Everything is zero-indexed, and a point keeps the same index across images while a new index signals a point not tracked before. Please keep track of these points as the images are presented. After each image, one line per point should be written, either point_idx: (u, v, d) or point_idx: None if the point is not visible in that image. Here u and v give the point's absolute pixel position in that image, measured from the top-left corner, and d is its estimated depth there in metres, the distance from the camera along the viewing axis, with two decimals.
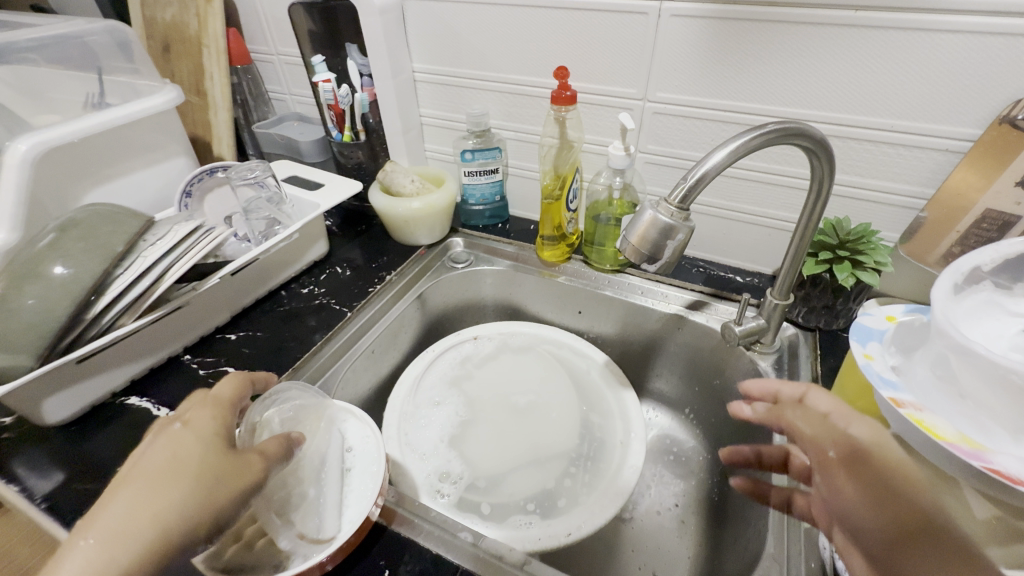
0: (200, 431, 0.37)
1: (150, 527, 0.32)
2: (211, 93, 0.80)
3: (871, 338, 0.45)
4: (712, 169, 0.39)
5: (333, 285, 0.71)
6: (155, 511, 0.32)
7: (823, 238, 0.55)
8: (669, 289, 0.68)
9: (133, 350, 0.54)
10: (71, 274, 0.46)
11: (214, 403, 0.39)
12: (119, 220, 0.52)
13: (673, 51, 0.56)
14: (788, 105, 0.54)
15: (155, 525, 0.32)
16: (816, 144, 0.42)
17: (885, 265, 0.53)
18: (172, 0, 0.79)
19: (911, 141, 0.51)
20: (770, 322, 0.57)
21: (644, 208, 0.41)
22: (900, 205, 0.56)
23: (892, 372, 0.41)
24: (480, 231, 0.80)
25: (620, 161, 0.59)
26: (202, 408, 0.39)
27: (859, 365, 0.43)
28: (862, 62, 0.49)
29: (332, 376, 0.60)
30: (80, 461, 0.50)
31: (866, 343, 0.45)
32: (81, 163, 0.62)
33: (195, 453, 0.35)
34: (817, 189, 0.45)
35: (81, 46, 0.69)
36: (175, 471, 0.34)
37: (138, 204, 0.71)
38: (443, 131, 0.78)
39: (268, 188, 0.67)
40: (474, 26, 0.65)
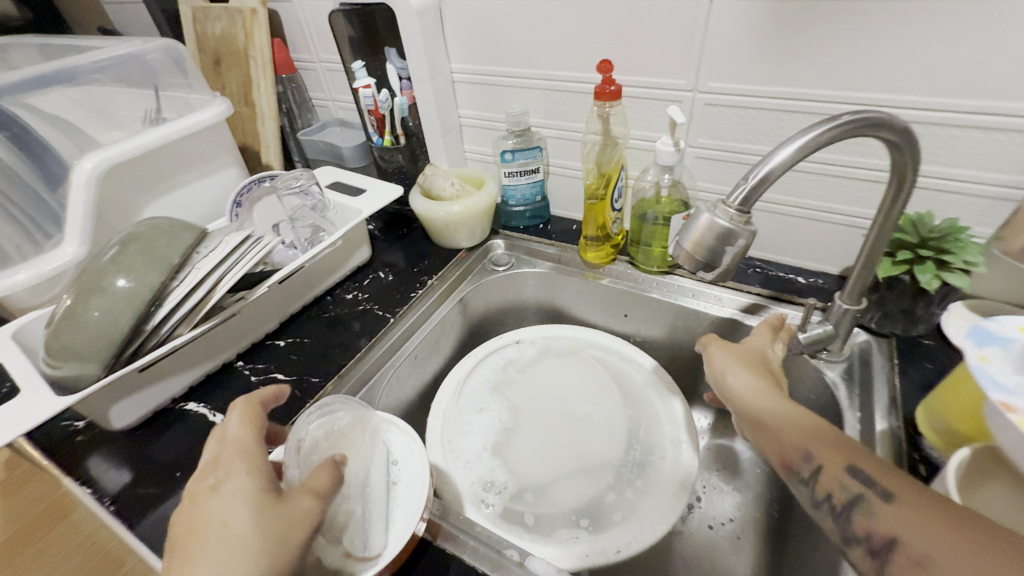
0: (247, 495, 0.34)
1: None
2: (259, 103, 0.83)
3: (993, 343, 0.40)
4: (777, 168, 0.36)
5: (376, 291, 0.72)
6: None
7: (902, 237, 0.50)
8: (723, 292, 0.64)
9: (190, 358, 0.56)
10: (132, 288, 0.48)
11: (252, 463, 0.36)
12: (174, 232, 0.54)
13: (728, 36, 0.52)
14: (858, 89, 0.49)
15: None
16: (899, 135, 0.37)
17: (977, 264, 0.47)
18: (221, 15, 0.82)
19: (1010, 125, 0.45)
20: (838, 329, 0.52)
21: (700, 211, 0.38)
22: (994, 197, 0.49)
23: (1014, 382, 0.36)
24: (522, 232, 0.79)
25: (669, 157, 0.56)
26: (241, 473, 0.35)
27: (969, 367, 0.38)
28: (950, 38, 0.44)
29: (377, 382, 0.60)
30: (145, 464, 0.52)
31: (985, 345, 0.40)
32: (141, 178, 0.65)
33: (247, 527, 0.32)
34: (899, 183, 0.40)
35: (142, 65, 0.72)
36: (236, 537, 0.31)
37: (193, 214, 0.74)
38: (482, 131, 0.77)
39: (313, 196, 0.68)
40: (513, 22, 0.63)
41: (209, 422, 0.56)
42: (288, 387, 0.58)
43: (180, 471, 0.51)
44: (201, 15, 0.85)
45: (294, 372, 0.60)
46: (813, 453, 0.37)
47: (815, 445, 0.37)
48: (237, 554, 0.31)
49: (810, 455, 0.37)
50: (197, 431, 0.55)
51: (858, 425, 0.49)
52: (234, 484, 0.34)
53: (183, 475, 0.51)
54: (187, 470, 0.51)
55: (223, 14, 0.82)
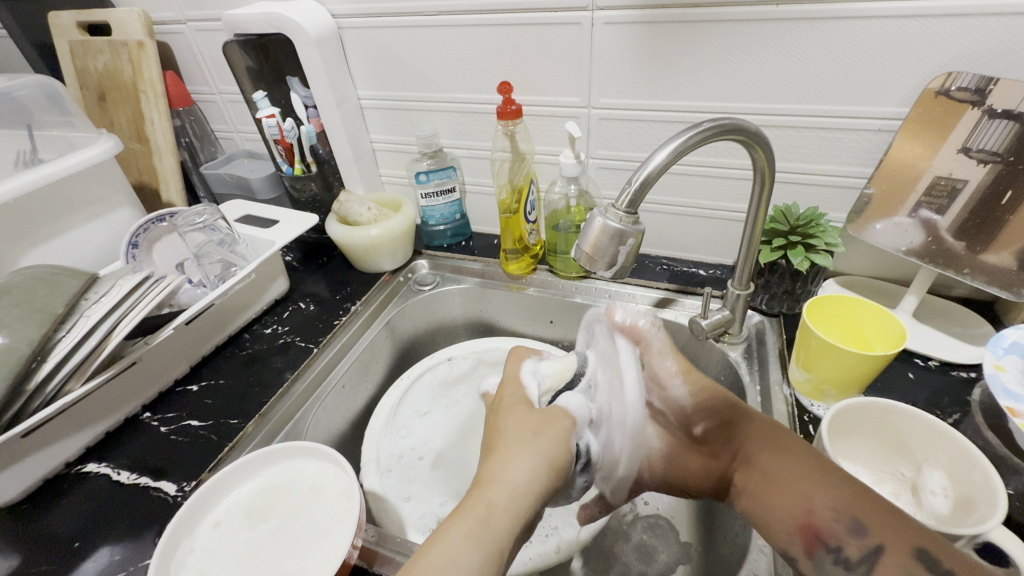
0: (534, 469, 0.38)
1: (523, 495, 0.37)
2: (154, 138, 0.78)
3: (1009, 348, 0.42)
4: (655, 170, 0.39)
5: (297, 322, 0.69)
6: (512, 521, 0.35)
7: (775, 226, 0.57)
8: (636, 290, 0.69)
9: (83, 417, 0.52)
10: (7, 344, 0.44)
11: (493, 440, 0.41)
12: (55, 281, 0.50)
13: (610, 57, 0.57)
14: (723, 100, 0.56)
15: (498, 552, 0.33)
16: (752, 137, 0.43)
17: (836, 246, 0.55)
18: (104, 48, 0.77)
19: (846, 124, 0.53)
20: (735, 312, 0.58)
21: (594, 215, 0.41)
22: (845, 186, 0.57)
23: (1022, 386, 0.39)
24: (444, 251, 0.80)
25: (572, 169, 0.59)
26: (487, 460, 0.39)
27: (985, 373, 0.41)
28: (789, 53, 0.51)
29: (302, 418, 0.57)
30: (33, 541, 0.47)
31: (1002, 352, 0.42)
32: (14, 225, 0.59)
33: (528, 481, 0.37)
34: (761, 176, 0.46)
35: (10, 102, 0.65)
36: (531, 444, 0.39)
37: (82, 260, 0.68)
38: (396, 154, 0.78)
39: (219, 231, 0.66)
40: (414, 49, 0.65)
41: (112, 483, 0.51)
42: (204, 434, 0.55)
43: (78, 542, 0.46)
44: (80, 50, 0.80)
45: (208, 418, 0.57)
46: (859, 522, 0.36)
47: (845, 502, 0.37)
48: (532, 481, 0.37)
49: (858, 525, 0.36)
50: (98, 494, 0.50)
51: (759, 398, 0.54)
52: (489, 495, 0.36)
53: (83, 545, 0.46)
54: (88, 540, 0.47)
55: (106, 47, 0.77)
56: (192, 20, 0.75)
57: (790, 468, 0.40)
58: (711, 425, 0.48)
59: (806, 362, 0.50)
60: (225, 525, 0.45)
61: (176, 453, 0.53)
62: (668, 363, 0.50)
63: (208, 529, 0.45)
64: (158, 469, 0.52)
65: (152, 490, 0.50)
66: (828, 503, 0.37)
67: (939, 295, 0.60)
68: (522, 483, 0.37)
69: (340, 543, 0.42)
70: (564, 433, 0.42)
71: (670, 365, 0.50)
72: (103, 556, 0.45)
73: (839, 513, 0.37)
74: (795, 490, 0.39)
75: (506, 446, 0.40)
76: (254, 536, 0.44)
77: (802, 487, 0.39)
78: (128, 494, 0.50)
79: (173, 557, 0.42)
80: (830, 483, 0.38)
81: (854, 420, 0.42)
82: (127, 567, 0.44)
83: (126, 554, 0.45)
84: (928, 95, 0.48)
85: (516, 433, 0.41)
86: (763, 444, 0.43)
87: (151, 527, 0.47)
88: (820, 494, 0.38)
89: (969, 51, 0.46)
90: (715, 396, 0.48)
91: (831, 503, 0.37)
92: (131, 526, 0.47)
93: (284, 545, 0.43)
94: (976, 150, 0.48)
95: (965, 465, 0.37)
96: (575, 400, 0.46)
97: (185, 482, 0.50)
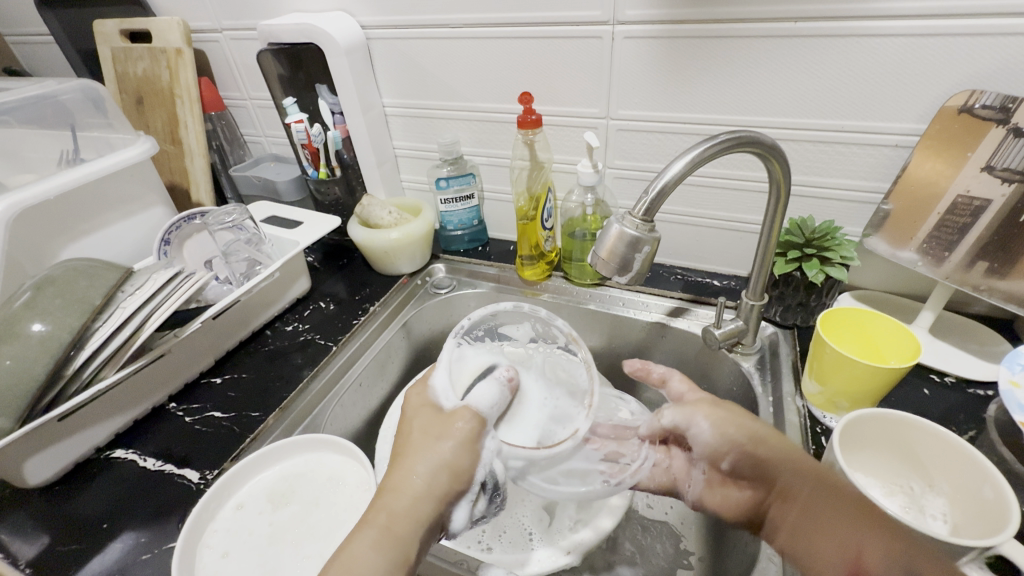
0: (428, 465, 0.41)
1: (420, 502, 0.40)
2: (188, 141, 0.82)
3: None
4: (671, 180, 0.41)
5: (317, 321, 0.71)
6: (414, 522, 0.39)
7: (790, 239, 0.57)
8: (649, 298, 0.69)
9: (114, 405, 0.54)
10: (50, 332, 0.47)
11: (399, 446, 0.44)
12: (94, 272, 0.52)
13: (629, 70, 0.58)
14: (740, 114, 0.57)
15: (402, 556, 0.37)
16: (767, 149, 0.44)
17: (851, 258, 0.55)
18: (145, 55, 0.81)
19: (862, 139, 0.54)
20: (748, 323, 0.58)
21: (611, 222, 0.42)
22: (861, 201, 0.58)
23: None
24: (461, 255, 0.81)
25: (589, 178, 0.60)
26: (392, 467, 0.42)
27: (1000, 389, 0.41)
28: (806, 68, 0.52)
29: (320, 413, 0.59)
30: (66, 520, 0.49)
31: (1017, 367, 0.42)
32: (57, 220, 0.62)
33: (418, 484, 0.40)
34: (777, 189, 0.47)
35: (55, 105, 0.69)
36: (421, 449, 0.42)
37: (116, 255, 0.71)
38: (417, 161, 0.80)
39: (247, 230, 0.68)
40: (439, 61, 0.67)
41: (139, 468, 0.53)
42: (227, 425, 0.57)
43: (106, 523, 0.48)
44: (121, 55, 0.84)
45: (231, 409, 0.59)
46: (914, 572, 0.32)
47: (897, 551, 0.33)
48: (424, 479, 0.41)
49: (912, 574, 0.32)
50: (126, 479, 0.52)
51: (771, 408, 0.54)
52: (392, 504, 0.39)
53: (111, 526, 0.48)
54: (115, 522, 0.49)
55: (146, 54, 0.81)
56: (228, 30, 0.79)
57: (836, 507, 0.37)
58: (738, 463, 0.44)
59: (819, 374, 0.50)
60: (247, 510, 0.46)
61: (200, 442, 0.55)
62: (686, 406, 0.48)
63: (230, 513, 0.46)
64: (183, 457, 0.54)
65: (177, 476, 0.52)
66: (878, 548, 0.34)
67: (957, 311, 0.59)
68: (423, 489, 0.40)
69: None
70: (468, 435, 0.42)
71: (690, 407, 0.47)
72: (131, 536, 0.47)
73: (890, 558, 0.33)
74: (840, 533, 0.36)
75: (404, 452, 0.42)
76: (274, 523, 0.45)
77: (847, 528, 0.36)
78: (154, 480, 0.52)
79: (198, 540, 0.44)
80: (882, 526, 0.35)
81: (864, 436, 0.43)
82: (152, 549, 0.46)
83: (152, 536, 0.47)
84: (947, 112, 0.49)
85: (417, 438, 0.43)
86: (801, 470, 0.40)
87: (175, 511, 0.49)
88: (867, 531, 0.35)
89: (991, 68, 0.46)
90: (743, 432, 0.44)
91: (882, 548, 0.34)
92: (156, 511, 0.49)
93: (303, 532, 0.45)
94: (999, 168, 0.48)
95: (975, 481, 0.38)
96: (489, 394, 0.46)
97: (208, 470, 0.52)
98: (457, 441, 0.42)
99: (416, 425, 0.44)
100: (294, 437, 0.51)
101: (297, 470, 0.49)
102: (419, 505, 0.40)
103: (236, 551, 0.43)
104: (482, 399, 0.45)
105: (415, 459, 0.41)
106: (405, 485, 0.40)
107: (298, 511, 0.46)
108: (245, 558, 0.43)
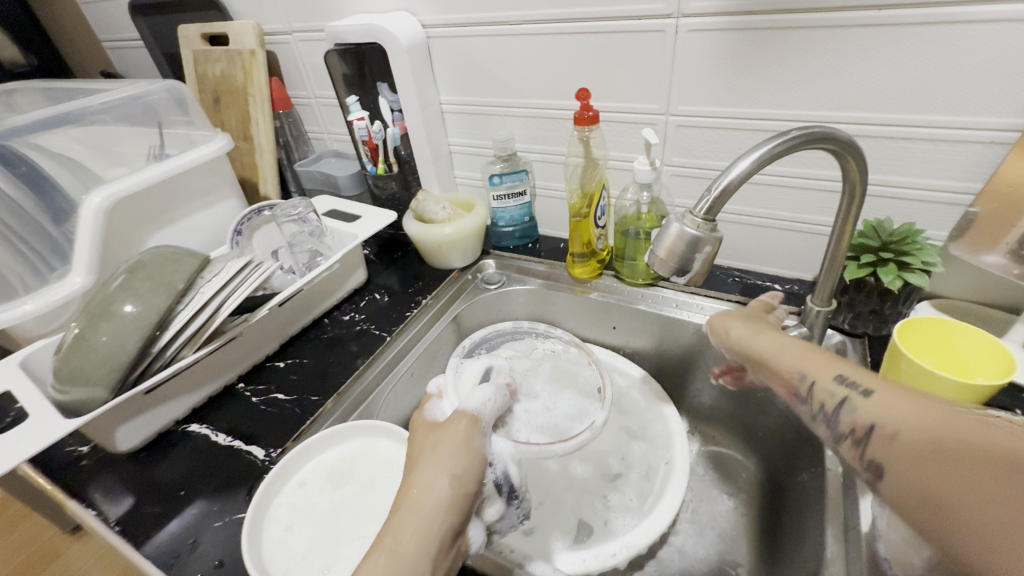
0: (435, 477, 0.39)
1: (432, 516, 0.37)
2: (258, 137, 0.86)
3: None
4: (737, 179, 0.39)
5: (372, 311, 0.74)
6: (425, 539, 0.36)
7: (865, 242, 0.54)
8: (704, 300, 0.67)
9: (193, 382, 0.58)
10: (140, 312, 0.51)
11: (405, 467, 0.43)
12: (178, 259, 0.56)
13: (693, 64, 0.57)
14: (812, 109, 0.54)
15: None
16: (844, 146, 0.41)
17: (935, 265, 0.51)
18: (222, 57, 0.87)
19: (952, 136, 0.50)
20: (813, 330, 0.55)
21: (670, 221, 0.41)
22: (947, 203, 0.53)
23: None
24: (511, 251, 0.82)
25: (646, 175, 0.59)
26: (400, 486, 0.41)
27: None
28: (890, 59, 0.48)
29: (374, 400, 0.61)
30: (150, 485, 0.54)
31: None
32: (145, 210, 0.68)
33: (428, 498, 0.38)
34: (853, 189, 0.44)
35: (144, 105, 0.74)
36: (427, 462, 0.41)
37: (193, 244, 0.76)
38: (471, 157, 0.81)
39: (310, 223, 0.71)
40: (497, 59, 0.68)
41: (211, 442, 0.57)
42: (289, 407, 0.60)
43: (183, 491, 0.53)
44: (201, 58, 0.90)
45: (293, 392, 0.62)
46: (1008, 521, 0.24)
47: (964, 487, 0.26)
48: (432, 488, 0.39)
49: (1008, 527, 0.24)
50: (200, 451, 0.56)
51: None
52: (400, 523, 0.37)
53: (187, 493, 0.52)
54: (191, 489, 0.53)
55: (223, 56, 0.87)
56: (298, 31, 0.83)
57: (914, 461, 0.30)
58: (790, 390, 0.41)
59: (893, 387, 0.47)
60: (308, 488, 0.49)
61: (265, 421, 0.59)
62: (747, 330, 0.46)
63: (292, 490, 0.49)
64: (250, 435, 0.57)
65: (245, 452, 0.56)
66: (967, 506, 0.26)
67: None
68: (431, 499, 0.38)
69: None
70: (465, 439, 0.43)
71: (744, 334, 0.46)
72: (204, 504, 0.51)
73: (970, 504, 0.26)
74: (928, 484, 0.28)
75: (410, 472, 0.41)
76: (332, 501, 0.48)
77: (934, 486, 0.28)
78: (225, 453, 0.56)
79: (264, 513, 0.47)
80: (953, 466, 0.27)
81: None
82: (222, 518, 0.50)
83: (222, 506, 0.51)
84: None
85: (425, 452, 0.42)
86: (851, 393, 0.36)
87: (243, 485, 0.52)
88: (915, 432, 0.31)
89: None
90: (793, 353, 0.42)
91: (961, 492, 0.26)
92: (226, 483, 0.53)
93: (359, 513, 0.47)
94: None
95: None
96: (484, 395, 0.49)
97: (272, 448, 0.56)
98: (457, 444, 0.42)
99: (419, 445, 0.44)
100: (353, 424, 0.53)
101: (356, 452, 0.52)
102: (432, 519, 0.37)
103: (297, 527, 0.46)
104: (477, 399, 0.48)
105: (418, 473, 0.40)
106: (415, 503, 0.38)
107: (356, 494, 0.48)
108: (306, 534, 0.45)
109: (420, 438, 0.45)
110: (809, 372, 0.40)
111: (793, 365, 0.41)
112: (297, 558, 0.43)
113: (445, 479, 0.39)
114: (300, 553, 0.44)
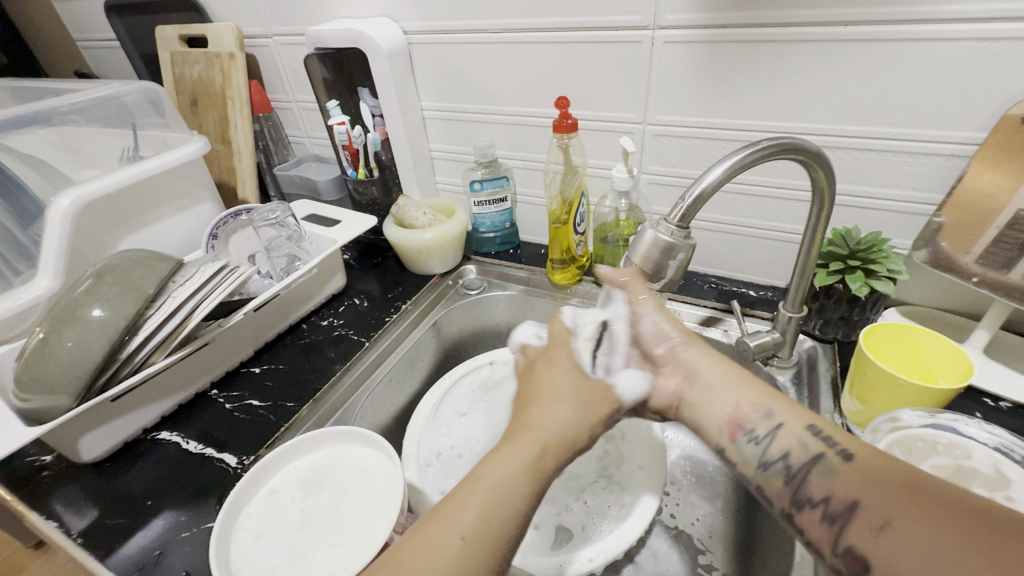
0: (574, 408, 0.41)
1: (566, 439, 0.39)
2: (236, 140, 0.85)
3: None
4: (708, 187, 0.40)
5: (351, 316, 0.73)
6: (558, 454, 0.38)
7: (833, 250, 0.55)
8: (682, 306, 0.68)
9: (162, 389, 0.57)
10: (107, 317, 0.49)
11: (526, 399, 0.43)
12: (149, 263, 0.55)
13: (669, 75, 0.58)
14: (783, 120, 0.55)
15: (536, 483, 0.36)
16: (811, 156, 0.42)
17: (899, 272, 0.53)
18: (200, 59, 0.86)
19: (915, 148, 0.51)
20: (785, 335, 0.56)
21: (646, 227, 0.42)
22: (911, 213, 0.55)
23: None
24: (493, 257, 0.82)
25: (624, 183, 0.60)
26: (525, 411, 0.42)
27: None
28: (856, 74, 0.50)
29: (351, 407, 0.61)
30: (116, 496, 0.52)
31: None
32: (117, 212, 0.67)
33: (564, 423, 0.40)
34: (821, 198, 0.45)
35: (118, 106, 0.73)
36: (562, 394, 0.43)
37: (167, 247, 0.75)
38: (452, 163, 0.81)
39: (288, 227, 0.71)
40: (478, 66, 0.68)
41: (182, 450, 0.56)
42: (263, 413, 0.59)
43: (150, 501, 0.51)
44: (179, 59, 0.89)
45: (268, 398, 0.61)
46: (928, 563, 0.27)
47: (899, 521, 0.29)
48: (571, 415, 0.41)
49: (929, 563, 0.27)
50: (169, 460, 0.55)
51: None
52: (539, 437, 0.39)
53: (155, 504, 0.51)
54: (159, 499, 0.51)
55: (202, 58, 0.86)
56: (278, 35, 0.82)
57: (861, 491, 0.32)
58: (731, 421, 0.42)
59: (859, 392, 0.48)
60: (280, 496, 0.48)
61: (238, 429, 0.57)
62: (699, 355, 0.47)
63: (264, 498, 0.48)
64: (222, 442, 0.56)
65: (216, 460, 0.55)
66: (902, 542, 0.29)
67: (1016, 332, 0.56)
68: (564, 422, 0.40)
69: (377, 529, 0.44)
70: (594, 387, 0.45)
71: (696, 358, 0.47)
72: (172, 514, 0.50)
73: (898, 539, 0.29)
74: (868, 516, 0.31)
75: (547, 399, 0.42)
76: (304, 509, 0.47)
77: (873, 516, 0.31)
78: (195, 462, 0.55)
79: (233, 522, 0.46)
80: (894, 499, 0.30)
81: (922, 448, 0.43)
82: (191, 528, 0.48)
83: (190, 516, 0.49)
84: (1011, 121, 0.46)
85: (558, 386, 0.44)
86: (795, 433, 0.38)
87: (213, 494, 0.51)
88: (873, 472, 0.33)
89: None
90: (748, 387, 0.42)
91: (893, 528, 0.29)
92: (195, 493, 0.52)
93: (331, 521, 0.46)
94: None
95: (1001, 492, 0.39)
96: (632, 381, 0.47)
97: (245, 456, 0.54)
98: (574, 379, 0.45)
99: (559, 377, 0.44)
100: (327, 430, 0.52)
101: (329, 459, 0.51)
102: (562, 439, 0.39)
103: (267, 536, 0.45)
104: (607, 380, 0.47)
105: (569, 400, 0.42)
106: (551, 424, 0.40)
107: (329, 501, 0.47)
108: (277, 543, 0.44)
109: (548, 370, 0.46)
110: (770, 411, 0.40)
111: (755, 404, 0.42)
112: (266, 568, 0.43)
113: (572, 410, 0.41)
114: (270, 563, 0.43)
